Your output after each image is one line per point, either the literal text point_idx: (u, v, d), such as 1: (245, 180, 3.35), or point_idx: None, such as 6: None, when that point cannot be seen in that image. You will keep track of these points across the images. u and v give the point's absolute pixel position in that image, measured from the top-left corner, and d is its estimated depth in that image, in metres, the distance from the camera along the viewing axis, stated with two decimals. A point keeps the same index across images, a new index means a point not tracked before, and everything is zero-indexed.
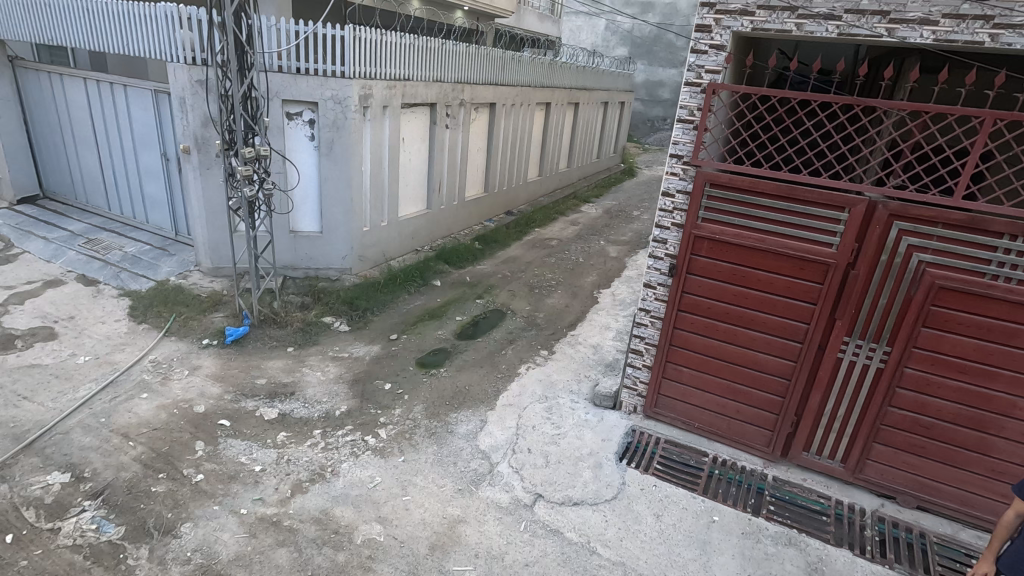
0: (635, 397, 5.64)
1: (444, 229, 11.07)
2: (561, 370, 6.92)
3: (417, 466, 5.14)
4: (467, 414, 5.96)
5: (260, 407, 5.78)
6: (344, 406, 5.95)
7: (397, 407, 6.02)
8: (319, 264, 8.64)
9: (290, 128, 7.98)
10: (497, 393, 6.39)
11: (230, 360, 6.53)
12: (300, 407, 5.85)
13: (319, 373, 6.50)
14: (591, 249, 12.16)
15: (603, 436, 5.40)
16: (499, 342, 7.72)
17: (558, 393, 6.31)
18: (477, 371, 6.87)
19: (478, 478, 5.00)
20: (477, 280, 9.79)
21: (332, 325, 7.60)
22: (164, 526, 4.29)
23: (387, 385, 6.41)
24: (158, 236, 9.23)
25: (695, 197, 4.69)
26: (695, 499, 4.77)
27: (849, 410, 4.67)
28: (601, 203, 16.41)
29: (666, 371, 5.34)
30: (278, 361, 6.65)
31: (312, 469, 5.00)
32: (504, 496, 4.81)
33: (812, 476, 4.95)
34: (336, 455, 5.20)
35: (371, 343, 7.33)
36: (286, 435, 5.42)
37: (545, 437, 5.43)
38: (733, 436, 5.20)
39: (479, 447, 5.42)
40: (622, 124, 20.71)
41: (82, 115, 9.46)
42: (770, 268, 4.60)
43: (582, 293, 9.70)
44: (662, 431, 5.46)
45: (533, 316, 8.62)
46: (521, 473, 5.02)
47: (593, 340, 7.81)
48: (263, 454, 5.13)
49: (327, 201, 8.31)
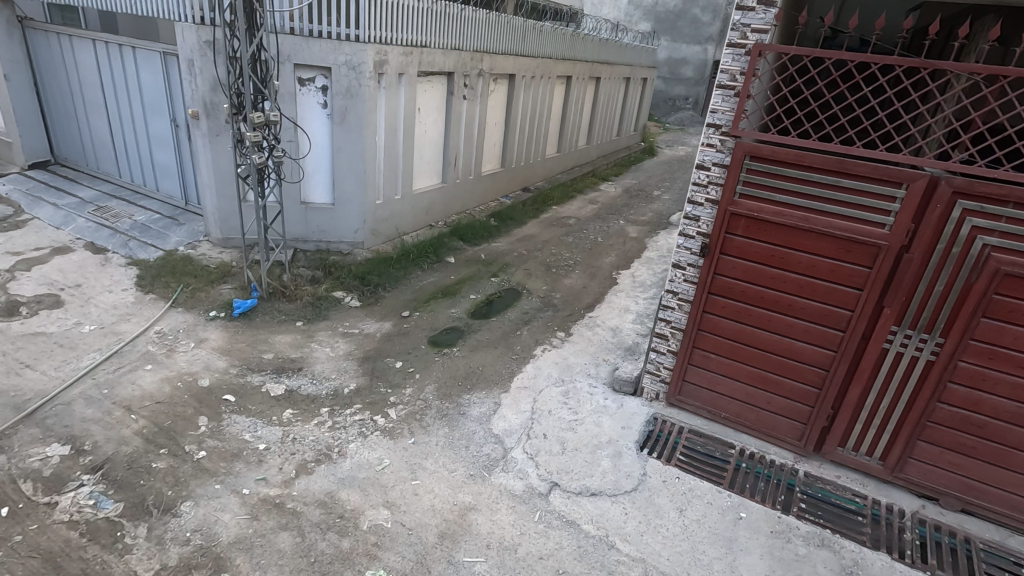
0: (657, 383, 5.35)
1: (459, 205, 10.72)
2: (579, 354, 6.64)
3: (427, 450, 4.90)
4: (480, 396, 5.72)
5: (267, 384, 5.58)
6: (353, 384, 5.74)
7: (408, 387, 5.79)
8: (330, 238, 8.38)
9: (302, 95, 7.66)
10: (511, 375, 6.14)
11: (238, 333, 6.33)
12: (309, 385, 5.65)
13: (329, 349, 6.27)
14: (610, 229, 11.78)
15: (623, 423, 5.12)
16: (515, 322, 7.45)
17: (576, 377, 6.05)
18: (490, 352, 6.62)
19: (491, 463, 4.77)
20: (492, 258, 9.48)
21: (343, 300, 7.36)
22: (163, 504, 4.11)
23: (397, 363, 6.19)
24: (169, 205, 9.01)
25: (734, 170, 4.31)
26: (720, 493, 4.50)
27: (891, 405, 4.33)
28: (620, 182, 15.95)
29: (692, 357, 5.03)
30: (287, 335, 6.44)
31: (318, 449, 4.80)
32: (518, 483, 4.57)
33: (847, 474, 4.63)
34: (344, 435, 5.00)
35: (383, 319, 7.09)
36: (293, 412, 5.23)
37: (561, 423, 5.17)
38: (763, 428, 4.89)
39: (492, 431, 5.18)
40: (645, 101, 20.08)
41: (92, 79, 9.23)
42: (812, 250, 4.24)
43: (601, 274, 9.35)
44: (685, 420, 5.16)
45: (549, 297, 8.31)
46: (536, 460, 4.77)
47: (611, 322, 7.52)
48: (268, 432, 4.94)
49: (339, 171, 8.03)
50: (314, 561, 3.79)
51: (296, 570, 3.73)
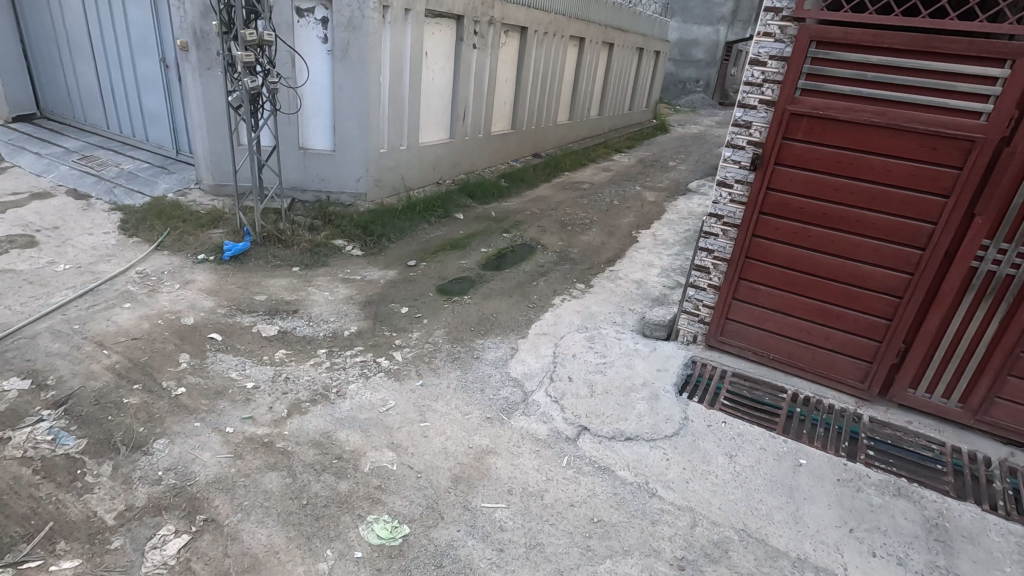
0: (695, 324, 4.75)
1: (468, 163, 10.11)
2: (601, 304, 6.05)
3: (438, 392, 4.32)
4: (495, 342, 5.15)
5: (259, 325, 5.01)
6: (354, 327, 5.17)
7: (415, 331, 5.22)
8: (331, 188, 7.80)
9: (300, 27, 7.09)
10: (529, 323, 5.56)
11: (228, 276, 5.74)
12: (304, 327, 5.07)
13: (328, 293, 5.69)
14: (626, 193, 11.16)
15: (658, 366, 4.53)
16: (530, 274, 6.86)
17: (600, 325, 5.46)
18: (505, 300, 6.03)
19: (510, 407, 4.19)
20: (503, 216, 8.89)
21: (344, 248, 6.76)
22: (133, 441, 3.54)
23: (403, 308, 5.61)
24: (159, 154, 8.43)
25: (797, 60, 3.72)
26: (774, 439, 3.91)
27: (977, 335, 3.74)
28: (633, 153, 15.32)
29: (737, 290, 4.44)
30: (282, 279, 5.85)
31: (314, 389, 4.23)
32: (542, 427, 3.99)
33: (919, 419, 4.04)
34: (343, 376, 4.43)
35: (387, 268, 6.50)
36: (286, 352, 4.67)
37: (589, 366, 4.60)
38: (819, 370, 4.29)
39: (509, 375, 4.60)
40: (658, 75, 19.47)
41: (78, 21, 8.66)
42: (888, 153, 3.65)
43: (620, 232, 8.74)
44: (727, 363, 4.57)
45: (566, 252, 7.71)
46: (561, 403, 4.19)
47: (635, 275, 6.94)
48: (258, 372, 4.37)
49: (341, 113, 7.44)
50: (305, 505, 3.22)
51: (285, 513, 3.16)
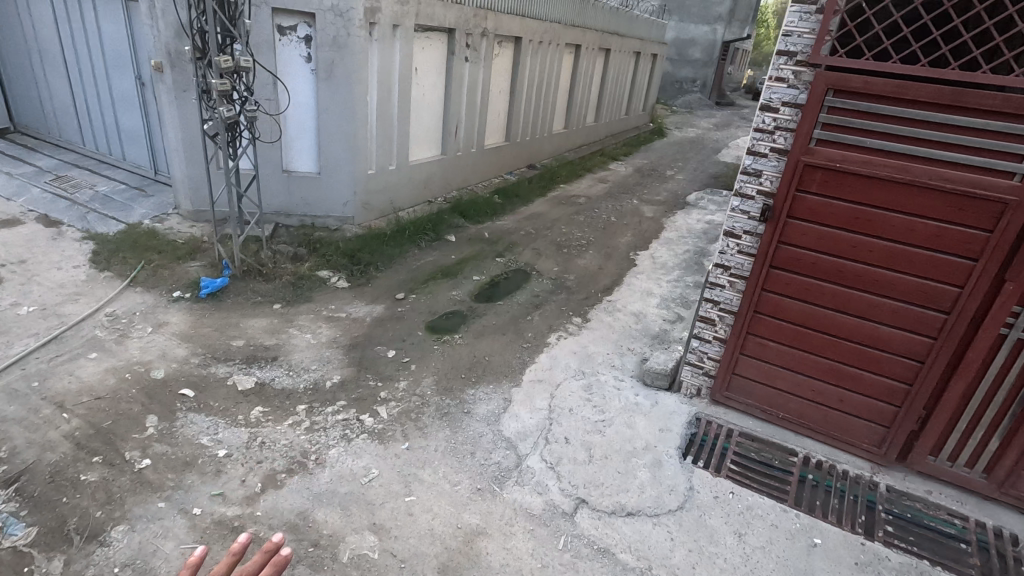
0: (699, 376, 4.47)
1: (460, 179, 9.78)
2: (599, 343, 5.77)
3: (425, 457, 4.05)
4: (487, 391, 4.86)
5: (235, 376, 4.70)
6: (337, 376, 4.86)
7: (402, 380, 4.92)
8: (316, 212, 7.46)
9: (282, 46, 6.73)
10: (523, 367, 5.28)
11: (204, 316, 5.42)
12: (284, 377, 4.77)
13: (311, 335, 5.39)
14: (623, 208, 10.87)
15: (660, 425, 4.25)
16: (524, 306, 6.56)
17: (598, 371, 5.18)
18: (498, 339, 5.74)
19: (502, 475, 3.92)
20: (497, 237, 8.59)
21: (329, 280, 6.45)
22: (88, 529, 3.24)
23: (390, 352, 5.31)
24: (136, 174, 8.07)
25: (812, 109, 3.43)
26: (786, 513, 3.64)
27: (1004, 405, 3.48)
28: (630, 161, 15.01)
29: (745, 345, 4.17)
30: (262, 319, 5.54)
31: (291, 456, 3.94)
32: (537, 500, 3.72)
33: (940, 489, 3.78)
34: (323, 439, 4.14)
35: (374, 302, 6.19)
36: (263, 410, 4.37)
37: (586, 424, 4.32)
38: (832, 432, 4.03)
39: (502, 434, 4.32)
40: (654, 78, 19.16)
41: (50, 34, 8.26)
42: (911, 211, 3.37)
43: (617, 254, 8.45)
44: (734, 421, 4.30)
45: (562, 279, 7.42)
46: (557, 471, 3.92)
47: (633, 307, 6.66)
48: (231, 435, 4.07)
49: (326, 134, 7.10)
50: None
51: None
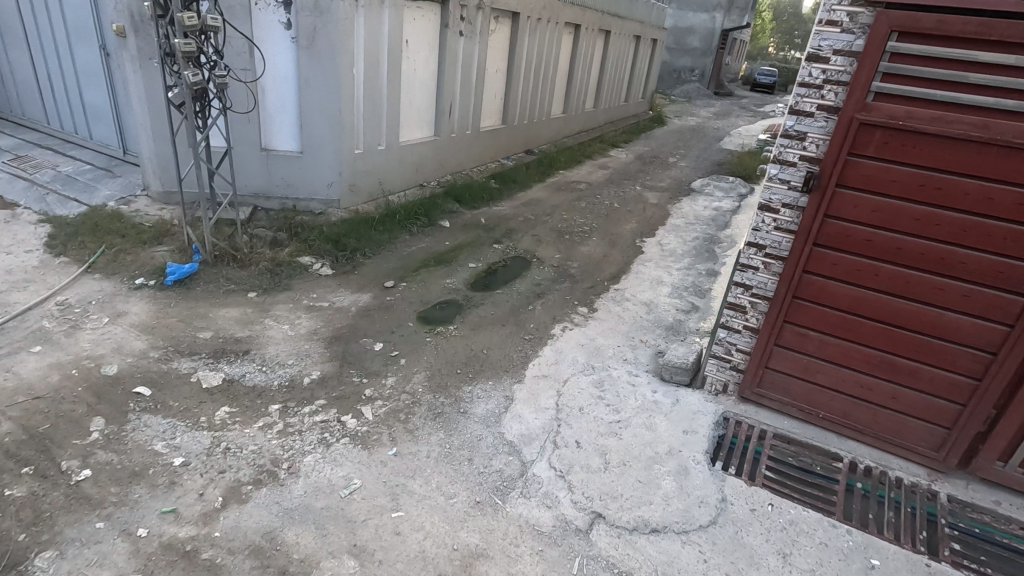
0: (726, 371, 3.97)
1: (455, 163, 9.22)
2: (608, 335, 5.24)
3: (416, 465, 3.51)
4: (486, 389, 4.32)
5: (199, 372, 4.13)
6: (317, 372, 4.31)
7: (390, 376, 4.38)
8: (299, 195, 6.87)
9: (260, 11, 6.15)
10: (525, 361, 4.75)
11: (169, 306, 4.85)
12: (256, 373, 4.21)
13: (288, 326, 4.83)
14: (626, 195, 10.34)
15: (684, 427, 3.73)
16: (525, 295, 6.02)
17: (609, 366, 4.66)
18: (497, 330, 5.20)
19: (505, 485, 3.39)
20: (494, 223, 8.04)
21: (311, 267, 5.88)
22: (6, 558, 2.68)
23: (377, 345, 4.76)
24: (103, 155, 7.45)
25: (870, 57, 2.93)
26: (835, 529, 3.13)
27: None
28: (631, 149, 14.47)
29: (781, 335, 3.66)
30: (234, 309, 4.98)
31: (259, 465, 3.39)
32: (546, 516, 3.20)
33: (1009, 499, 3.29)
34: (298, 444, 3.59)
35: (360, 290, 5.63)
36: (229, 411, 3.82)
37: (600, 426, 3.80)
38: (881, 434, 3.53)
39: (504, 438, 3.79)
40: (654, 65, 18.62)
41: (9, 2, 7.62)
42: (988, 176, 2.86)
43: (622, 241, 7.93)
44: (767, 421, 3.80)
45: (565, 266, 6.88)
46: (568, 480, 3.40)
47: (643, 296, 6.14)
48: (190, 440, 3.52)
49: (309, 109, 6.53)
50: None
51: None
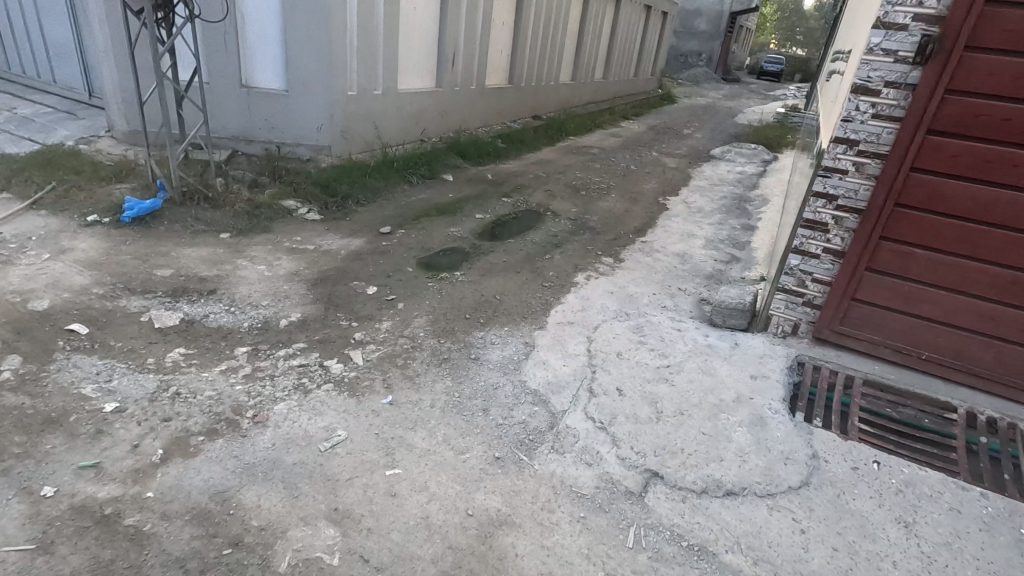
0: (798, 308, 3.23)
1: (458, 120, 8.47)
2: (641, 283, 4.49)
3: (417, 416, 2.76)
4: (501, 335, 3.57)
5: (152, 311, 3.38)
6: (297, 314, 3.57)
7: (385, 320, 3.62)
8: (285, 138, 6.15)
9: None
10: (546, 307, 4.00)
11: (124, 243, 4.09)
12: (222, 314, 3.46)
13: (266, 266, 4.08)
14: (642, 159, 9.59)
15: (751, 372, 2.99)
16: (540, 245, 5.28)
17: (647, 312, 3.91)
18: (511, 277, 4.45)
19: (531, 439, 2.65)
20: (502, 179, 7.30)
21: (296, 211, 5.12)
22: None
23: (371, 288, 4.01)
24: (68, 99, 6.69)
25: None
26: (967, 493, 2.40)
27: None
28: (642, 121, 13.72)
29: (875, 256, 2.91)
30: (203, 249, 4.23)
31: (216, 413, 2.64)
32: (587, 476, 2.46)
33: None
34: (268, 390, 2.84)
35: (352, 236, 4.88)
36: (185, 353, 3.07)
37: (645, 371, 3.06)
38: (1005, 378, 2.81)
39: (526, 387, 3.05)
40: (663, 40, 17.88)
41: None
42: None
43: (644, 199, 7.19)
44: (853, 366, 3.06)
45: (583, 220, 6.13)
46: (611, 433, 2.66)
47: (674, 247, 5.40)
48: (130, 384, 2.77)
49: (295, 40, 5.77)
50: None
51: None
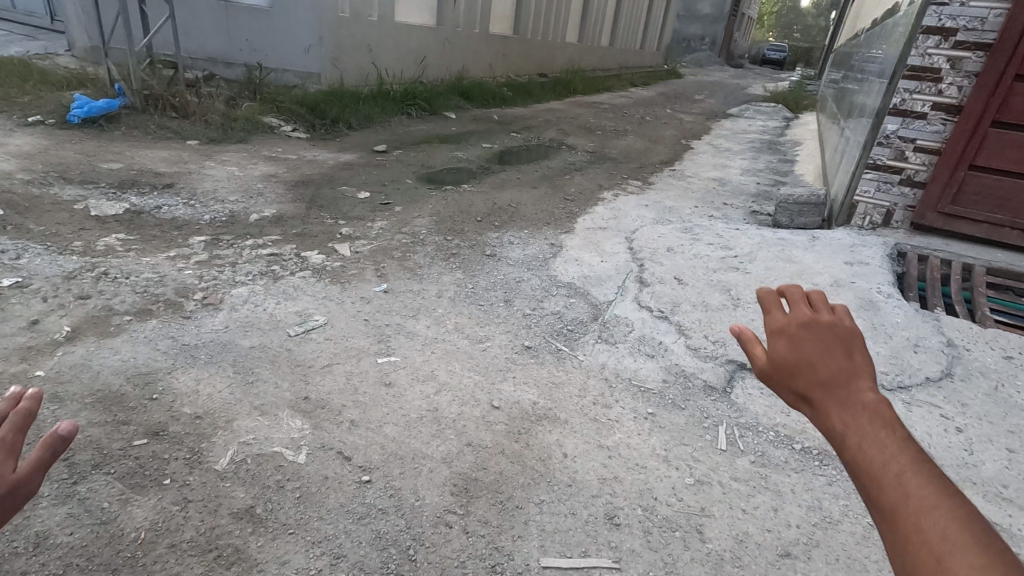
0: (892, 189, 2.60)
1: (460, 64, 7.82)
2: (678, 199, 3.85)
3: (419, 304, 2.12)
4: (520, 236, 2.93)
5: (90, 200, 2.73)
6: (273, 210, 2.92)
7: (380, 220, 2.98)
8: (269, 61, 5.52)
9: None
10: (572, 216, 3.36)
11: (68, 142, 3.44)
12: (178, 206, 2.81)
13: (237, 169, 3.43)
14: (657, 114, 8.96)
15: (844, 259, 2.36)
16: (558, 169, 4.63)
17: (693, 220, 3.28)
18: (527, 191, 3.80)
19: (571, 330, 2.01)
20: (509, 119, 6.65)
21: (278, 128, 4.47)
22: None
23: (362, 193, 3.37)
24: (28, 26, 6.03)
25: None
26: None
27: None
28: (650, 88, 13.10)
29: (1007, 104, 2.29)
30: (164, 151, 3.57)
31: (152, 295, 1.99)
32: (651, 368, 1.83)
33: None
34: (228, 275, 2.20)
35: (342, 152, 4.23)
36: (124, 239, 2.42)
37: (707, 261, 2.43)
38: None
39: (557, 281, 2.41)
40: (670, 13, 17.27)
41: None
42: None
43: (665, 140, 6.55)
44: (970, 253, 2.43)
45: (602, 153, 5.49)
46: (676, 322, 2.02)
47: (709, 175, 4.76)
48: (44, 263, 2.11)
49: None
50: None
51: None
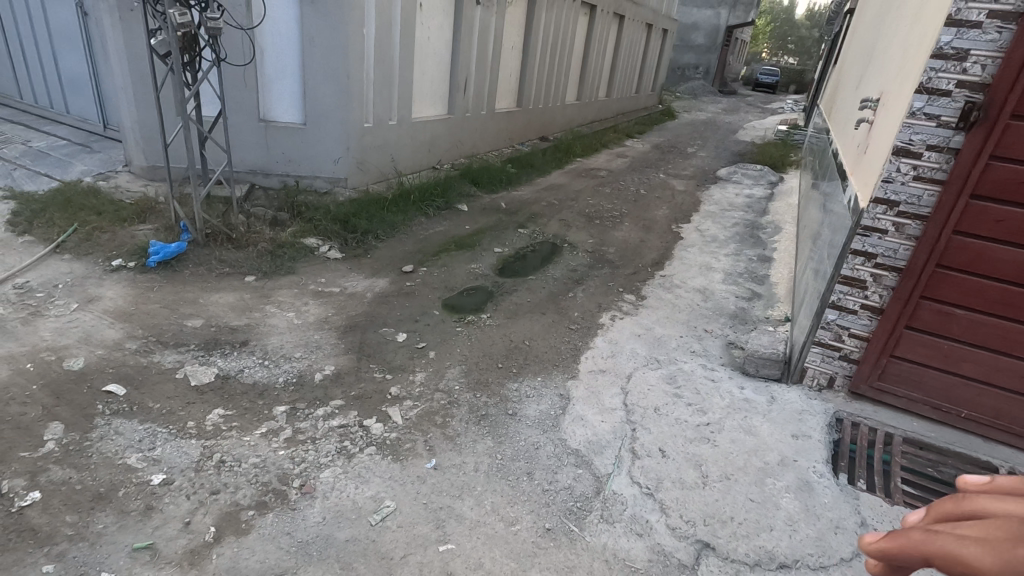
0: (833, 363, 3.25)
1: (467, 145, 8.50)
2: (666, 324, 4.48)
3: (463, 483, 2.75)
4: (535, 386, 3.55)
5: (186, 367, 3.35)
6: (331, 367, 3.54)
7: (419, 372, 3.61)
8: (301, 171, 6.17)
9: None
10: (577, 354, 3.99)
11: (152, 291, 4.08)
12: (256, 368, 3.44)
13: (293, 314, 4.05)
14: (651, 182, 9.62)
15: (792, 432, 3.02)
16: (562, 281, 5.27)
17: (677, 359, 3.92)
18: (537, 320, 4.44)
19: (579, 507, 2.65)
20: (515, 207, 7.31)
21: (317, 250, 5.13)
22: None
23: (400, 335, 3.99)
24: (83, 131, 6.68)
25: None
26: None
27: None
28: (646, 140, 13.78)
29: (916, 315, 2.97)
30: (229, 294, 4.21)
31: (263, 483, 2.62)
32: (639, 547, 2.46)
33: None
34: (312, 455, 2.82)
35: (375, 276, 4.87)
36: (224, 414, 3.04)
37: (686, 429, 3.07)
38: None
39: (567, 446, 3.02)
40: (664, 57, 18.07)
41: None
42: None
43: (658, 227, 7.20)
44: (892, 423, 3.10)
45: (600, 252, 6.15)
46: (659, 500, 2.67)
47: (695, 283, 5.40)
48: (175, 452, 2.74)
49: (313, 75, 5.76)
50: None
51: None
